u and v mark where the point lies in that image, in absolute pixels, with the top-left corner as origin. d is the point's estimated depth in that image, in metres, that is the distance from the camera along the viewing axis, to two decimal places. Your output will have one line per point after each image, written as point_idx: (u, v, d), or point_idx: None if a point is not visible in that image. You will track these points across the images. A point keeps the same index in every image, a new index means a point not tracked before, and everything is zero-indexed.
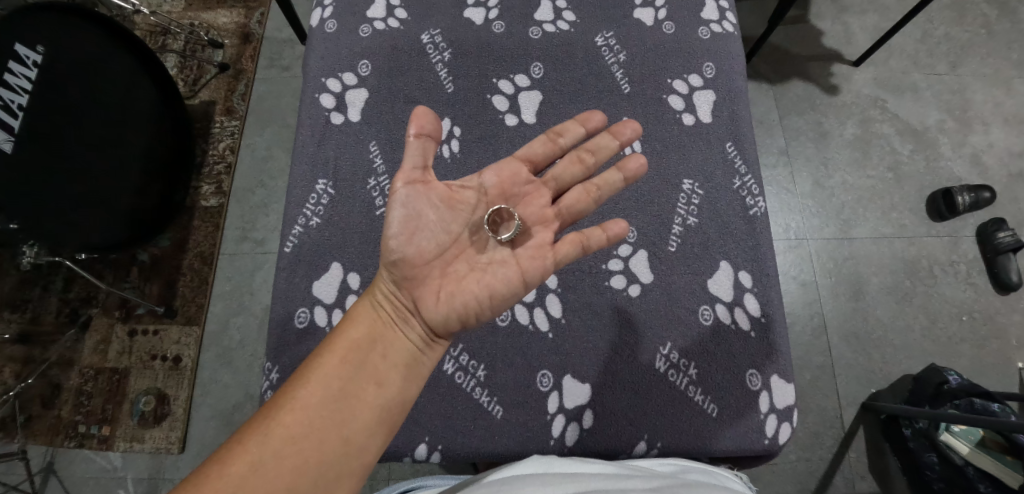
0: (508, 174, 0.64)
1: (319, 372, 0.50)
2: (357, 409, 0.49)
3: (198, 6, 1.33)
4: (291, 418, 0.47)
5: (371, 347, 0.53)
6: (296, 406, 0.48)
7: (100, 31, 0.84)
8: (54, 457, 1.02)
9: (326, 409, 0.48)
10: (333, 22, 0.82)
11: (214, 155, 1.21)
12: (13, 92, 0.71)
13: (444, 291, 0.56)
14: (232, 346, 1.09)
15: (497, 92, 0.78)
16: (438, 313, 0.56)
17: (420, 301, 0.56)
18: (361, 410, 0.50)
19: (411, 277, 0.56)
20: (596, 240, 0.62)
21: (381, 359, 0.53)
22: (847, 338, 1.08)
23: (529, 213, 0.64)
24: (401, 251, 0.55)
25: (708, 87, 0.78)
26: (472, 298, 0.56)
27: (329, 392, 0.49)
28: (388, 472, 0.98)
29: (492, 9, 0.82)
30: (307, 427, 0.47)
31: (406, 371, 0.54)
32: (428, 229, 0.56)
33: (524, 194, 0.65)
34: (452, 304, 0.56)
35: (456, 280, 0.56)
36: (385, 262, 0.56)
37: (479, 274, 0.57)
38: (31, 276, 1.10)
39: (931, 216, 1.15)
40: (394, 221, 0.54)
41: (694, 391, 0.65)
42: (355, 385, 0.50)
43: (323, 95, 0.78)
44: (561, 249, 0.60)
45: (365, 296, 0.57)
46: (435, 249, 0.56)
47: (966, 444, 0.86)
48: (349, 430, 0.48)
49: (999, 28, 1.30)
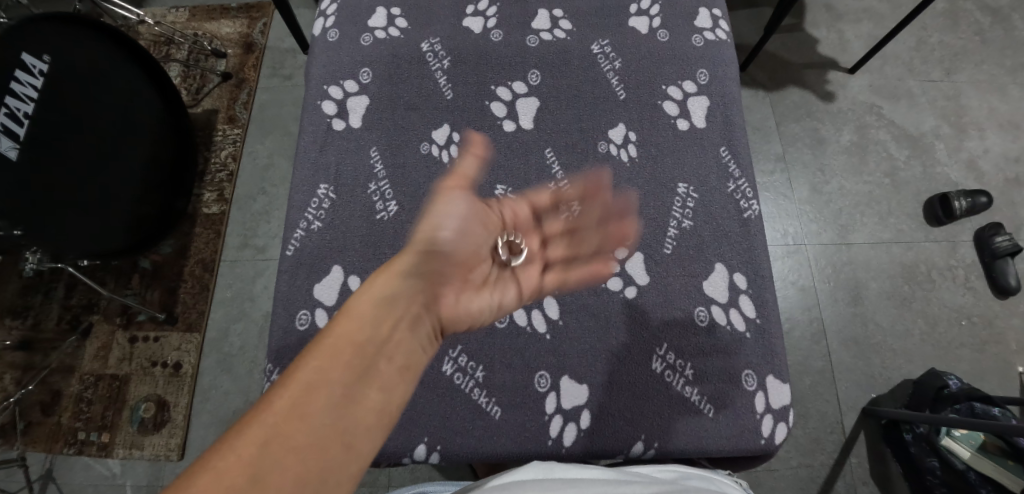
0: (513, 211, 0.65)
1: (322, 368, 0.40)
2: (360, 419, 0.38)
3: (201, 17, 1.36)
4: (276, 442, 0.35)
5: (380, 350, 0.43)
6: (287, 417, 0.36)
7: (101, 39, 0.86)
8: (53, 463, 1.02)
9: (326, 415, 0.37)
10: (334, 31, 0.84)
11: (216, 163, 1.23)
12: (20, 100, 0.72)
13: (464, 295, 0.54)
14: (233, 353, 1.09)
15: (496, 99, 0.79)
16: (454, 319, 0.52)
17: (442, 303, 0.51)
18: (366, 417, 0.39)
19: (439, 275, 0.52)
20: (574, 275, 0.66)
21: (388, 364, 0.42)
22: (847, 343, 1.08)
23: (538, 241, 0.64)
24: (439, 245, 0.53)
25: (702, 93, 0.79)
26: (485, 306, 0.56)
27: (329, 398, 0.38)
28: (389, 478, 0.98)
29: (490, 18, 0.84)
30: (298, 445, 0.35)
31: (410, 376, 0.43)
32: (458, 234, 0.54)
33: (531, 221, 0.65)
34: (468, 314, 0.54)
35: (473, 290, 0.55)
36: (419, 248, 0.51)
37: (491, 290, 0.57)
38: (33, 283, 1.11)
39: (928, 220, 1.16)
40: (439, 223, 0.53)
41: (690, 391, 0.65)
42: (359, 391, 0.39)
43: (324, 102, 0.80)
44: (551, 276, 0.64)
45: (381, 278, 0.48)
46: (462, 250, 0.55)
47: (967, 449, 0.87)
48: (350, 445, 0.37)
49: (991, 35, 1.32)
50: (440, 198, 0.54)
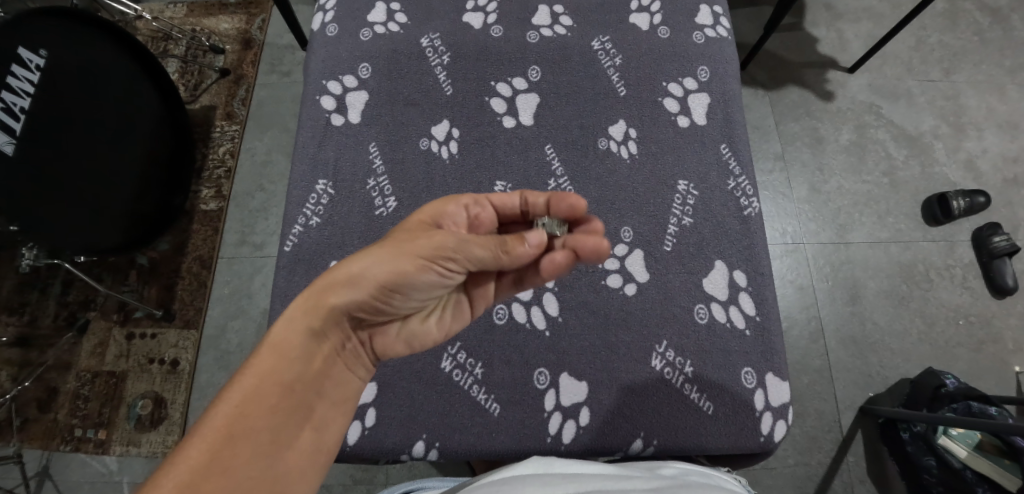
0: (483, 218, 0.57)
1: (266, 395, 0.47)
2: (290, 459, 0.47)
3: (199, 12, 1.35)
4: (212, 486, 0.42)
5: (309, 386, 0.50)
6: (239, 434, 0.44)
7: (98, 34, 0.85)
8: (49, 461, 1.02)
9: (257, 461, 0.45)
10: (334, 26, 0.84)
11: (214, 159, 1.22)
12: (15, 95, 0.71)
13: (402, 330, 0.54)
14: (231, 350, 1.09)
15: (496, 95, 0.79)
16: (398, 348, 0.55)
17: (376, 333, 0.53)
18: (298, 457, 0.48)
19: (386, 312, 0.51)
20: (563, 261, 0.53)
21: (317, 399, 0.50)
22: (845, 342, 1.08)
23: (518, 256, 0.49)
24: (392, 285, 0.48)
25: (702, 90, 0.79)
26: (429, 338, 0.56)
27: (259, 444, 0.45)
28: (387, 477, 0.98)
29: (490, 13, 0.83)
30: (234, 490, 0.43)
31: (342, 406, 0.53)
32: (434, 285, 0.50)
33: (505, 207, 0.58)
34: (411, 342, 0.55)
35: (419, 320, 0.55)
36: (365, 291, 0.48)
37: (439, 317, 0.55)
38: (29, 279, 1.11)
39: (926, 219, 1.16)
40: (412, 268, 0.47)
41: (689, 389, 0.65)
42: (289, 430, 0.48)
43: (324, 97, 0.79)
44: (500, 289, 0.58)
45: (309, 318, 0.49)
46: (433, 289, 0.50)
47: (964, 447, 0.87)
48: (287, 466, 0.47)
49: (990, 35, 1.32)
50: (404, 249, 0.48)
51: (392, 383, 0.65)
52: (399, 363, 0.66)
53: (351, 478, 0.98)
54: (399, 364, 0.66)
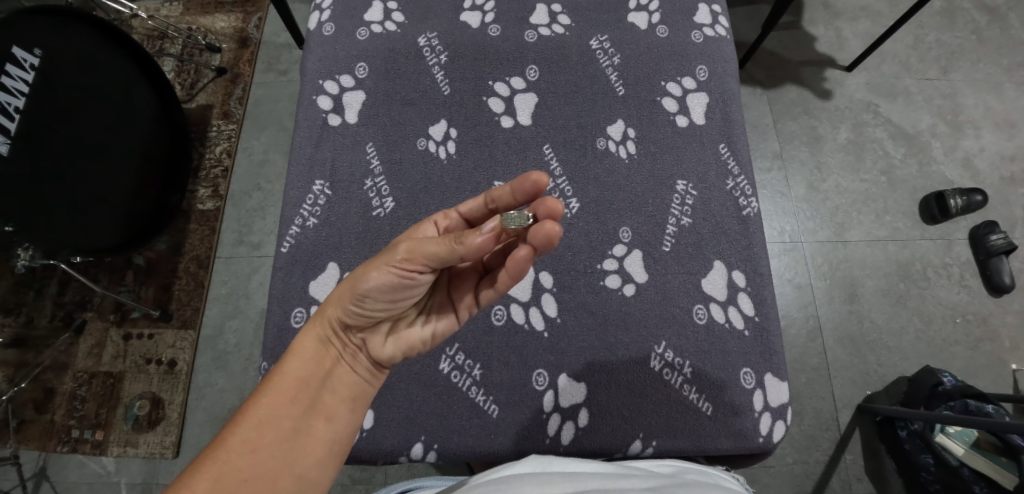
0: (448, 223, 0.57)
1: (284, 395, 0.51)
2: (310, 454, 0.50)
3: (195, 10, 1.34)
4: (235, 474, 0.46)
5: (320, 384, 0.53)
6: (261, 429, 0.49)
7: (94, 32, 0.84)
8: (46, 461, 1.01)
9: (276, 454, 0.48)
10: (331, 25, 0.83)
11: (210, 159, 1.21)
12: (12, 95, 0.72)
13: (391, 336, 0.55)
14: (228, 350, 1.08)
15: (493, 95, 0.79)
16: (388, 351, 0.55)
17: (368, 341, 0.54)
18: (316, 447, 0.50)
19: (367, 318, 0.52)
20: (525, 255, 0.51)
21: (330, 396, 0.53)
22: (843, 340, 1.08)
23: (474, 246, 0.47)
24: (366, 293, 0.50)
25: (701, 90, 0.79)
26: (418, 340, 0.56)
27: (280, 433, 0.49)
28: (386, 477, 0.98)
29: (488, 12, 0.83)
30: (254, 477, 0.46)
31: (354, 402, 0.54)
32: (404, 291, 0.50)
33: (472, 212, 0.58)
34: (404, 348, 0.55)
35: (406, 324, 0.56)
36: (345, 298, 0.51)
37: (424, 321, 0.56)
38: (25, 279, 1.10)
39: (924, 218, 1.16)
40: (378, 275, 0.48)
41: (689, 390, 0.65)
42: (305, 422, 0.50)
43: (321, 97, 0.79)
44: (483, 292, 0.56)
45: (316, 327, 0.54)
46: (406, 293, 0.51)
47: (961, 445, 0.88)
48: (306, 462, 0.49)
49: (988, 34, 1.32)
50: (374, 259, 0.50)
51: (391, 384, 0.65)
52: (399, 365, 0.66)
53: (351, 478, 0.98)
54: (397, 366, 0.66)
